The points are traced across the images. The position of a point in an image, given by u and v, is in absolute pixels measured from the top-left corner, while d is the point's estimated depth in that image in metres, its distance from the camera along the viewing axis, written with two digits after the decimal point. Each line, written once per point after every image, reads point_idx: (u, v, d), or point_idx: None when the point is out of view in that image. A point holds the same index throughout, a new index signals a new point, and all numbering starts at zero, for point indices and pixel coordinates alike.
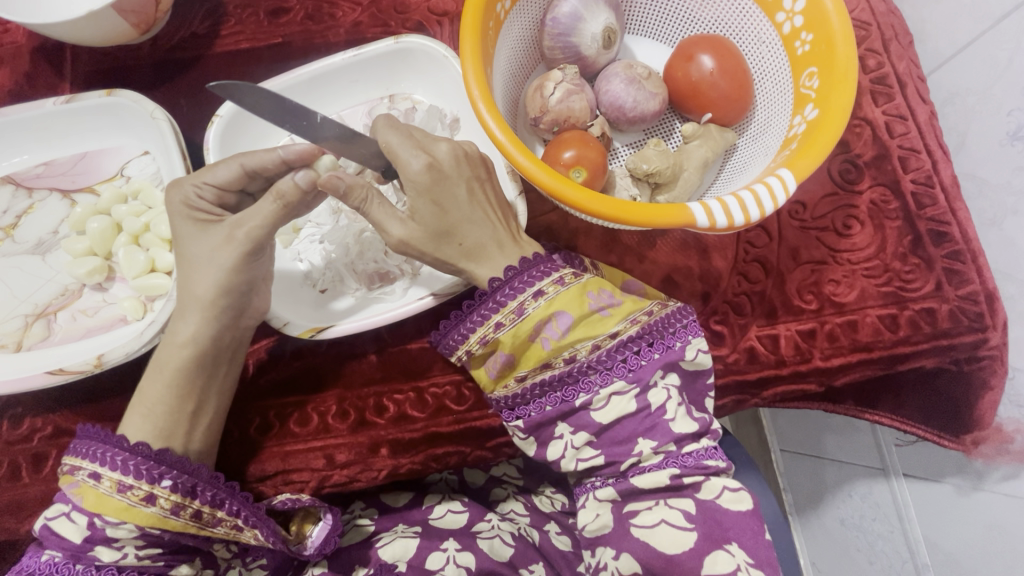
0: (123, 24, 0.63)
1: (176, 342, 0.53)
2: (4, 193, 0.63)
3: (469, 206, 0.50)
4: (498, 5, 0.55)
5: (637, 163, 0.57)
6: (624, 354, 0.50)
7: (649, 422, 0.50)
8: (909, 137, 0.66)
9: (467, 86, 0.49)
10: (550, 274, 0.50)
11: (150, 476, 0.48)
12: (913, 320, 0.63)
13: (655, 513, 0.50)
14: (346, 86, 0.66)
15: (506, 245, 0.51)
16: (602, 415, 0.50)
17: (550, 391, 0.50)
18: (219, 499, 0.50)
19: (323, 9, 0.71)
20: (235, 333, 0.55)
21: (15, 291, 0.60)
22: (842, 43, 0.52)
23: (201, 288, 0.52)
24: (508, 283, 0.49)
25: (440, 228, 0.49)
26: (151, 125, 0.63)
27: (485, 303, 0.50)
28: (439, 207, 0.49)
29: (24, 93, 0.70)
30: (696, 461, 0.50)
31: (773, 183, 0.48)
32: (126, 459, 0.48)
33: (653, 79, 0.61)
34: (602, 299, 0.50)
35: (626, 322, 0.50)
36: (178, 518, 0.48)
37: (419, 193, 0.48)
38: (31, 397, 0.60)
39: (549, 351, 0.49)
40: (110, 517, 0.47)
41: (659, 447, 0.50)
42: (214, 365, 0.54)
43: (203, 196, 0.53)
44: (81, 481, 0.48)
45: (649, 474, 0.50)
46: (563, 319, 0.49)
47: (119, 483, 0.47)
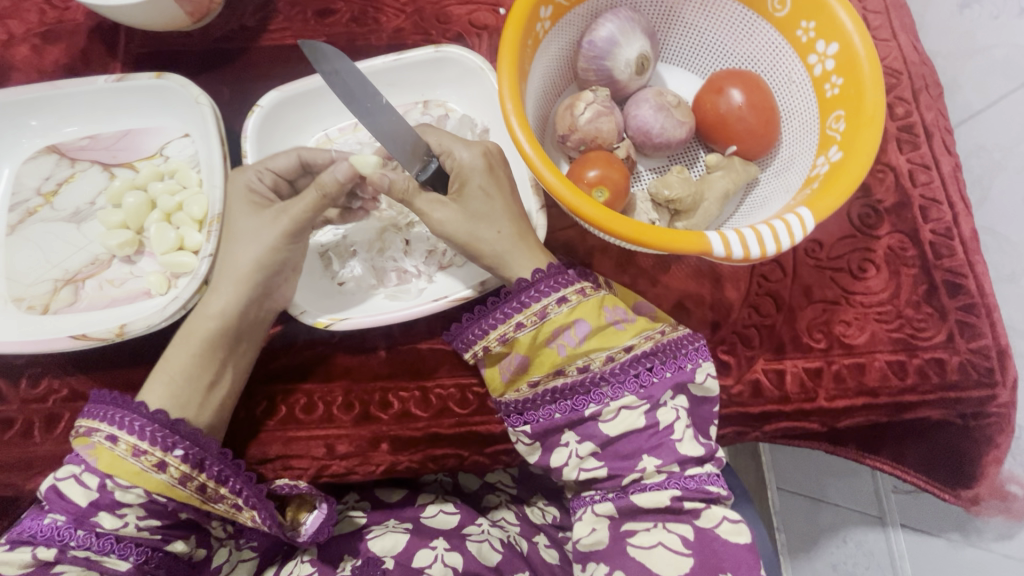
0: (178, 12, 0.66)
1: (207, 312, 0.55)
2: (49, 161, 0.66)
3: (510, 197, 0.54)
4: (539, 24, 0.57)
5: (659, 188, 0.59)
6: (637, 369, 0.51)
7: (655, 441, 0.50)
8: (931, 187, 0.67)
9: (501, 99, 0.51)
10: (572, 283, 0.52)
11: (164, 443, 0.50)
12: (922, 369, 0.62)
13: (654, 534, 0.50)
14: (383, 89, 0.68)
15: (539, 245, 0.55)
16: (610, 427, 0.51)
17: (560, 399, 0.52)
18: (225, 476, 0.52)
19: (367, 13, 0.74)
20: (260, 312, 0.56)
21: (49, 256, 0.63)
22: (871, 90, 0.53)
23: (242, 262, 0.54)
24: (535, 285, 0.51)
25: (483, 214, 0.53)
26: (194, 110, 0.65)
27: (509, 302, 0.52)
28: (485, 193, 0.53)
29: (77, 68, 0.73)
30: (698, 485, 0.50)
31: (791, 220, 0.49)
32: (144, 425, 0.50)
33: (681, 108, 0.62)
34: (617, 314, 0.52)
35: (639, 338, 0.52)
36: (184, 488, 0.50)
37: (475, 178, 0.53)
38: (52, 359, 0.61)
39: (563, 358, 0.51)
40: (121, 479, 0.48)
41: (664, 467, 0.50)
42: (236, 340, 0.56)
43: (263, 180, 0.57)
44: (96, 443, 0.49)
45: (648, 492, 0.50)
46: (581, 327, 0.51)
47: (133, 448, 0.49)
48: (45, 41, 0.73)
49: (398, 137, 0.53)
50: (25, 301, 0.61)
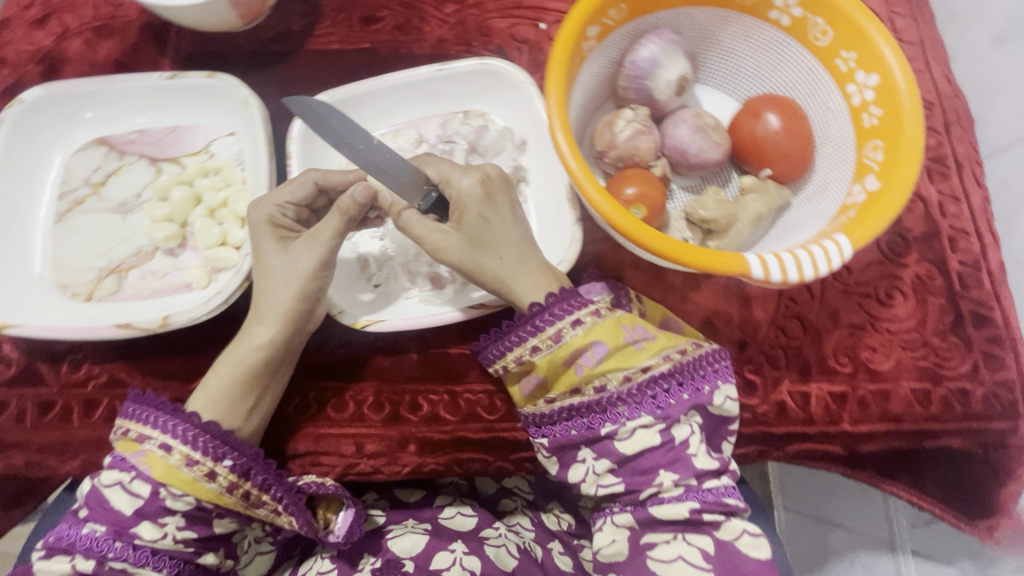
0: (231, 14, 0.68)
1: (250, 342, 0.56)
2: (98, 153, 0.68)
3: (512, 224, 0.55)
4: (585, 43, 0.59)
5: (695, 208, 0.61)
6: (654, 390, 0.52)
7: (671, 456, 0.51)
8: (960, 218, 0.68)
9: (549, 116, 0.53)
10: (586, 305, 0.53)
11: (214, 453, 0.52)
12: (945, 398, 0.62)
13: (674, 547, 0.51)
14: (425, 97, 0.70)
15: (543, 268, 0.55)
16: (625, 446, 0.52)
17: (576, 416, 0.53)
18: (268, 484, 0.54)
19: (411, 22, 0.76)
20: (301, 334, 0.58)
21: (95, 246, 0.64)
22: (910, 122, 0.54)
23: (282, 292, 0.56)
24: (548, 309, 0.52)
25: (484, 241, 0.54)
26: (242, 109, 0.67)
27: (524, 326, 0.53)
28: (485, 221, 0.54)
29: (127, 63, 0.74)
30: (717, 498, 0.51)
31: (829, 247, 0.50)
32: (196, 435, 0.52)
33: (718, 130, 0.64)
34: (635, 333, 0.53)
35: (658, 357, 0.52)
36: (230, 496, 0.52)
37: (472, 206, 0.54)
38: (93, 345, 0.62)
39: (580, 377, 0.52)
40: (173, 488, 0.50)
41: (682, 481, 0.51)
42: (279, 364, 0.57)
43: (285, 213, 0.58)
44: (149, 451, 0.51)
45: (667, 505, 0.51)
46: (598, 349, 0.52)
47: (186, 457, 0.51)
48: (98, 35, 0.75)
49: (393, 172, 0.55)
50: (70, 288, 0.63)
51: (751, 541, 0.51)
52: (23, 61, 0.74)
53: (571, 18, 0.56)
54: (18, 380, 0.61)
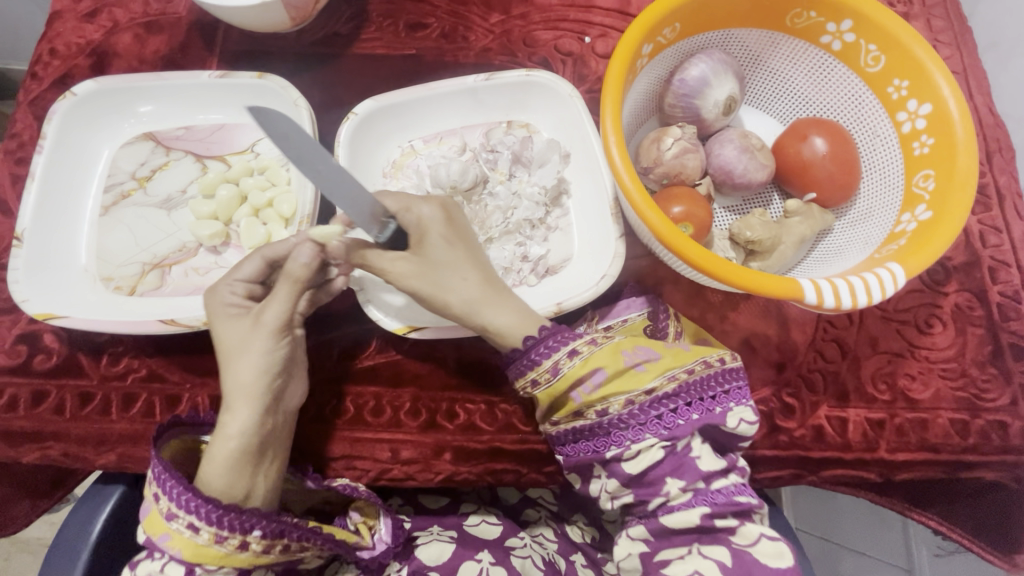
0: (282, 16, 0.69)
1: (223, 434, 0.51)
2: (145, 147, 0.68)
3: (473, 247, 0.57)
4: (638, 60, 0.59)
5: (741, 229, 0.60)
6: (659, 410, 0.51)
7: (676, 463, 0.51)
8: (1001, 249, 0.68)
9: (604, 132, 0.53)
10: (582, 335, 0.54)
11: (242, 528, 0.49)
12: (984, 430, 0.62)
13: (689, 562, 0.50)
14: (470, 106, 0.70)
15: (505, 289, 0.57)
16: (632, 465, 0.51)
17: (582, 439, 0.53)
18: (306, 535, 0.53)
19: (457, 31, 0.76)
20: (275, 418, 0.53)
21: (139, 240, 0.65)
22: (964, 153, 0.54)
23: (246, 370, 0.52)
24: (542, 342, 0.53)
25: (447, 264, 0.55)
26: (290, 111, 0.67)
27: (519, 361, 0.54)
28: (448, 244, 0.56)
29: (174, 59, 0.75)
30: (727, 498, 0.50)
31: (883, 275, 0.50)
32: (219, 514, 0.48)
33: (764, 151, 0.64)
34: (636, 356, 0.53)
35: (662, 378, 0.52)
36: (269, 556, 0.51)
37: (435, 229, 0.56)
38: (134, 339, 0.62)
39: (580, 403, 0.52)
40: (209, 564, 0.49)
41: (688, 486, 0.50)
42: (259, 453, 0.52)
43: (237, 292, 0.56)
44: (176, 532, 0.49)
45: (676, 513, 0.50)
46: (596, 376, 0.52)
47: (215, 536, 0.49)
48: (147, 31, 0.75)
49: (356, 201, 0.53)
50: (113, 281, 0.63)
51: (768, 547, 0.50)
52: (72, 54, 0.75)
53: (627, 36, 0.56)
54: (59, 371, 0.61)
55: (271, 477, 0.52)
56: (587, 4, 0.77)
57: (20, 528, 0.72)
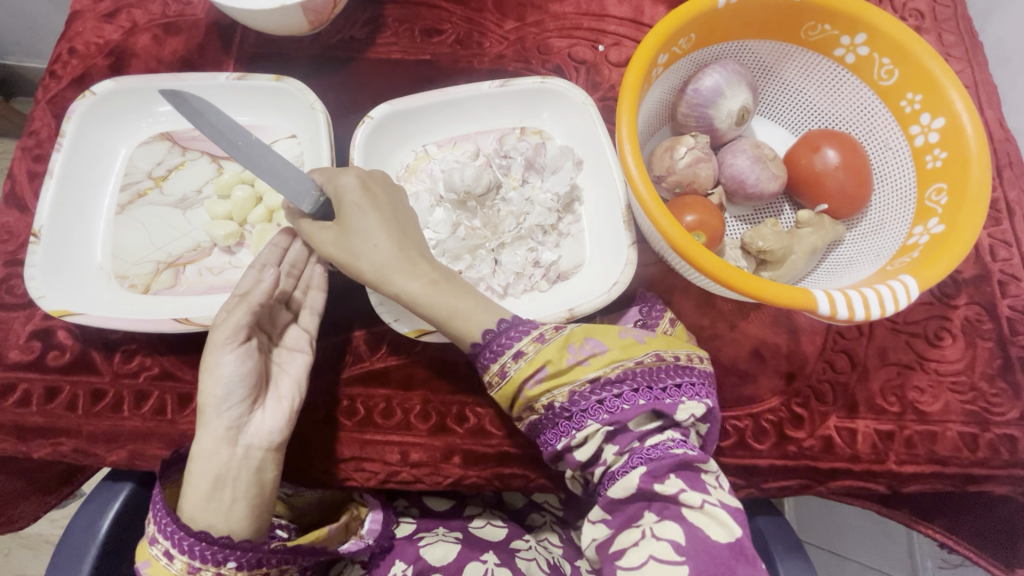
0: (301, 21, 0.69)
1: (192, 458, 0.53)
2: (162, 147, 0.69)
3: (389, 217, 0.56)
4: (653, 69, 0.60)
5: (754, 239, 0.60)
6: (602, 397, 0.51)
7: (618, 440, 0.51)
8: (1011, 263, 0.68)
9: (620, 140, 0.54)
10: (529, 333, 0.53)
11: (215, 559, 0.49)
12: (993, 443, 0.62)
13: (643, 549, 0.48)
14: (484, 111, 0.71)
15: (420, 253, 0.56)
16: (581, 454, 0.51)
17: (539, 432, 0.54)
18: (285, 558, 0.52)
19: (472, 37, 0.77)
20: (236, 446, 0.53)
21: (154, 239, 0.65)
22: (977, 167, 0.54)
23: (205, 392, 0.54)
24: (489, 345, 0.53)
25: (358, 233, 0.55)
26: (307, 114, 0.68)
27: (472, 363, 0.55)
28: (358, 212, 0.55)
29: (191, 60, 0.76)
30: (661, 453, 0.50)
31: (897, 287, 0.50)
32: (191, 544, 0.49)
33: (776, 162, 0.64)
34: (581, 351, 0.52)
35: (605, 368, 0.52)
36: None
37: (347, 199, 0.55)
38: (147, 337, 0.63)
39: (526, 399, 0.52)
40: None
41: (623, 448, 0.50)
42: (220, 478, 0.51)
43: None
44: (156, 559, 0.50)
45: (618, 480, 0.50)
46: (538, 373, 0.52)
47: (189, 565, 0.49)
48: (166, 32, 0.76)
49: (278, 177, 0.56)
50: (127, 279, 0.63)
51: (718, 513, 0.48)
52: (91, 53, 0.75)
53: (644, 46, 0.57)
54: (72, 368, 0.62)
55: (237, 504, 0.51)
56: (601, 13, 0.78)
57: (28, 524, 0.72)
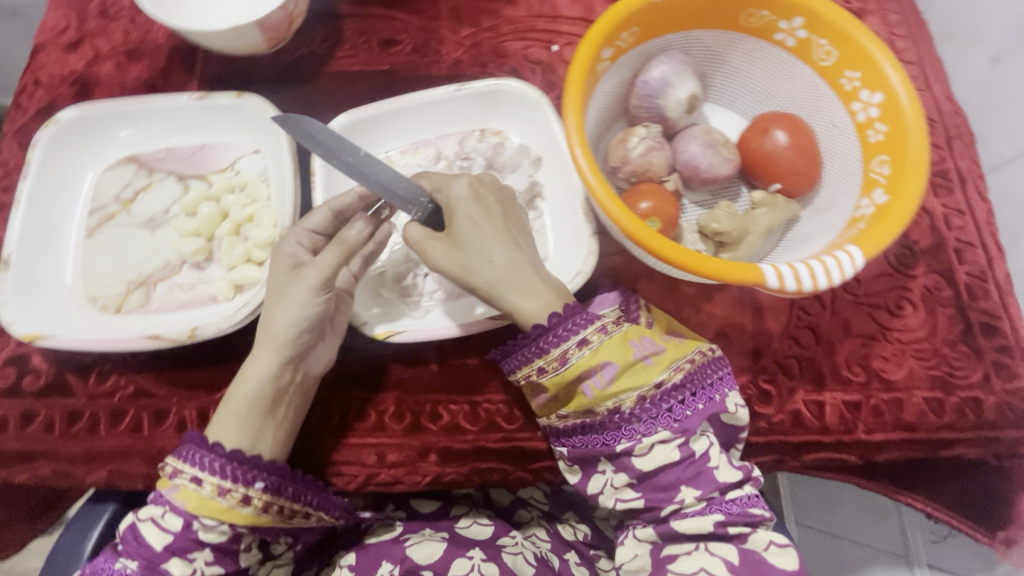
0: (258, 39, 0.71)
1: (246, 375, 0.56)
2: (128, 170, 0.70)
3: (502, 228, 0.56)
4: (599, 63, 0.62)
5: (709, 221, 0.63)
6: (670, 404, 0.53)
7: (692, 471, 0.53)
8: (965, 231, 0.70)
9: (567, 133, 0.55)
10: (592, 323, 0.54)
11: (246, 479, 0.53)
12: (959, 407, 0.63)
13: (695, 558, 0.53)
14: (444, 116, 0.73)
15: (536, 271, 0.56)
16: (643, 462, 0.53)
17: (590, 433, 0.55)
18: (300, 492, 0.57)
19: (429, 45, 0.79)
20: (293, 376, 0.57)
21: (125, 260, 0.66)
22: (915, 138, 0.56)
23: (277, 325, 0.56)
24: (552, 330, 0.53)
25: (472, 244, 0.55)
26: (268, 128, 0.69)
27: (528, 347, 0.55)
28: (473, 222, 0.56)
29: (155, 84, 0.77)
30: (740, 508, 0.53)
31: (841, 257, 0.51)
32: (224, 464, 0.53)
33: (728, 146, 0.66)
34: (644, 348, 0.54)
35: (670, 370, 0.54)
36: (266, 515, 0.54)
37: (462, 208, 0.56)
38: (120, 357, 0.63)
39: (591, 399, 0.53)
40: (210, 519, 0.52)
41: (704, 495, 0.53)
42: (273, 405, 0.56)
43: (301, 244, 0.60)
44: (182, 484, 0.52)
45: (689, 519, 0.53)
46: (608, 369, 0.53)
47: (218, 487, 0.52)
48: (129, 59, 0.78)
49: (388, 188, 0.58)
50: (99, 301, 0.64)
51: (778, 552, 0.53)
52: (55, 84, 0.77)
53: (586, 41, 0.58)
54: (46, 391, 0.62)
55: (282, 430, 0.57)
56: (553, 14, 0.80)
57: (15, 551, 0.72)
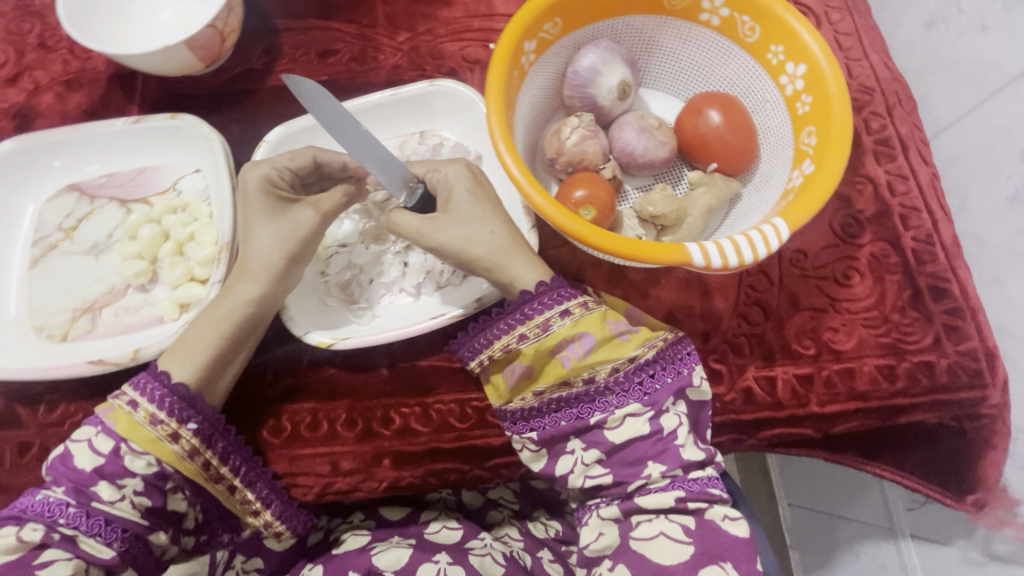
0: (191, 58, 0.72)
1: (237, 299, 0.57)
2: (69, 199, 0.70)
3: (499, 207, 0.57)
4: (523, 57, 0.62)
5: (644, 205, 0.62)
6: (641, 377, 0.53)
7: (660, 447, 0.52)
8: (910, 196, 0.70)
9: (489, 128, 0.55)
10: (575, 297, 0.54)
11: (181, 416, 0.53)
12: (911, 372, 0.63)
13: (655, 525, 0.52)
14: (382, 121, 0.73)
15: (529, 246, 0.57)
16: (615, 434, 0.53)
17: (563, 408, 0.54)
18: (228, 452, 0.56)
19: (366, 53, 0.79)
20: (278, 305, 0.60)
21: (69, 287, 0.66)
22: (838, 105, 0.56)
23: (272, 253, 0.58)
24: (537, 298, 0.53)
25: (474, 220, 0.56)
26: (205, 146, 0.69)
27: (513, 314, 0.54)
28: (474, 199, 0.57)
29: (96, 112, 0.78)
30: (701, 488, 0.52)
31: (767, 230, 0.51)
32: (163, 395, 0.53)
33: (663, 129, 0.66)
34: (620, 326, 0.54)
35: (644, 347, 0.54)
36: (191, 461, 0.54)
37: (460, 185, 0.57)
38: (68, 385, 0.63)
39: (568, 369, 0.53)
40: (136, 444, 0.52)
41: (669, 472, 0.52)
42: (255, 329, 0.58)
43: (282, 176, 0.60)
44: (118, 407, 0.53)
45: (653, 495, 0.52)
46: (585, 340, 0.52)
47: (151, 417, 0.52)
48: (68, 88, 0.78)
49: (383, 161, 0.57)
50: (45, 330, 0.64)
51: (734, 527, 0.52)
52: None
53: (505, 37, 0.58)
54: None
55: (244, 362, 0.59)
56: (488, 12, 0.80)
57: None
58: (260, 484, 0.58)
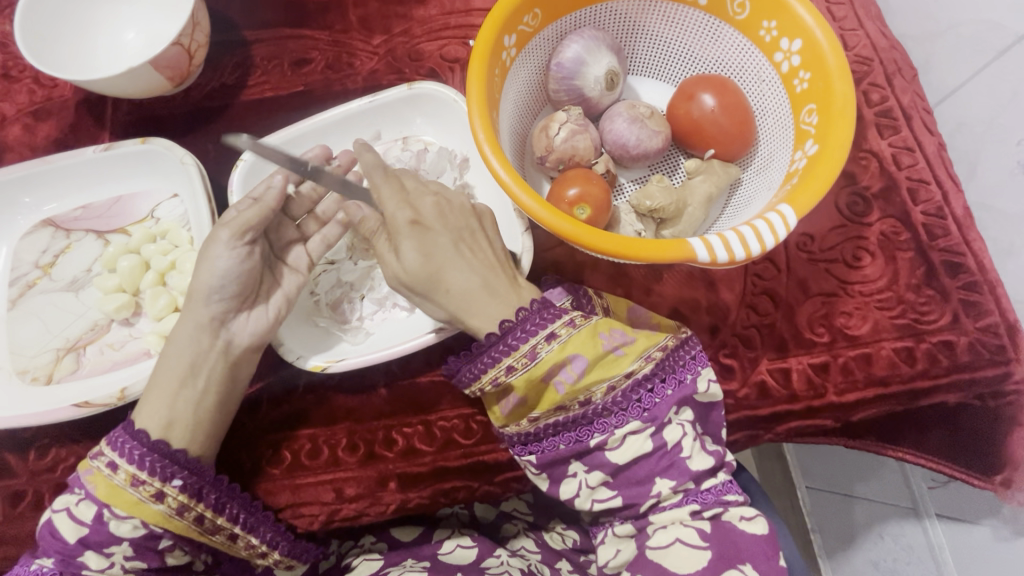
0: (158, 79, 0.68)
1: (173, 340, 0.56)
2: (44, 235, 0.67)
3: (453, 254, 0.52)
4: (504, 52, 0.59)
5: (641, 199, 0.59)
6: (639, 394, 0.50)
7: (666, 461, 0.50)
8: (917, 168, 0.67)
9: (474, 131, 0.52)
10: (560, 317, 0.50)
11: (163, 473, 0.51)
12: (930, 353, 0.61)
13: (670, 532, 0.50)
14: (362, 130, 0.70)
15: (495, 292, 0.52)
16: (618, 455, 0.50)
17: (562, 431, 0.51)
18: (222, 502, 0.54)
19: (341, 59, 0.76)
20: (215, 340, 0.56)
21: (50, 327, 0.64)
22: (838, 80, 0.53)
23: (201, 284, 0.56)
24: (520, 325, 0.50)
25: (424, 276, 0.52)
26: (180, 170, 0.67)
27: (496, 346, 0.50)
28: (422, 252, 0.51)
29: (67, 142, 0.75)
30: (716, 496, 0.51)
31: (773, 218, 0.48)
32: (143, 453, 0.51)
33: (655, 117, 0.63)
34: (614, 339, 0.50)
35: (639, 360, 0.51)
36: (181, 518, 0.51)
37: (404, 239, 0.52)
38: (58, 429, 0.61)
39: (563, 395, 0.50)
40: (119, 509, 0.50)
41: (679, 486, 0.50)
42: (192, 373, 0.55)
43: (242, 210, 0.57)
44: (97, 469, 0.51)
45: (667, 511, 0.51)
46: (577, 363, 0.49)
47: (133, 478, 0.50)
48: (35, 119, 0.75)
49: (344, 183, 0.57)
50: (28, 373, 0.62)
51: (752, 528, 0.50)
52: None
53: (482, 33, 0.55)
54: None
55: (191, 399, 0.54)
56: (465, 8, 0.77)
57: None
58: (263, 528, 0.56)
